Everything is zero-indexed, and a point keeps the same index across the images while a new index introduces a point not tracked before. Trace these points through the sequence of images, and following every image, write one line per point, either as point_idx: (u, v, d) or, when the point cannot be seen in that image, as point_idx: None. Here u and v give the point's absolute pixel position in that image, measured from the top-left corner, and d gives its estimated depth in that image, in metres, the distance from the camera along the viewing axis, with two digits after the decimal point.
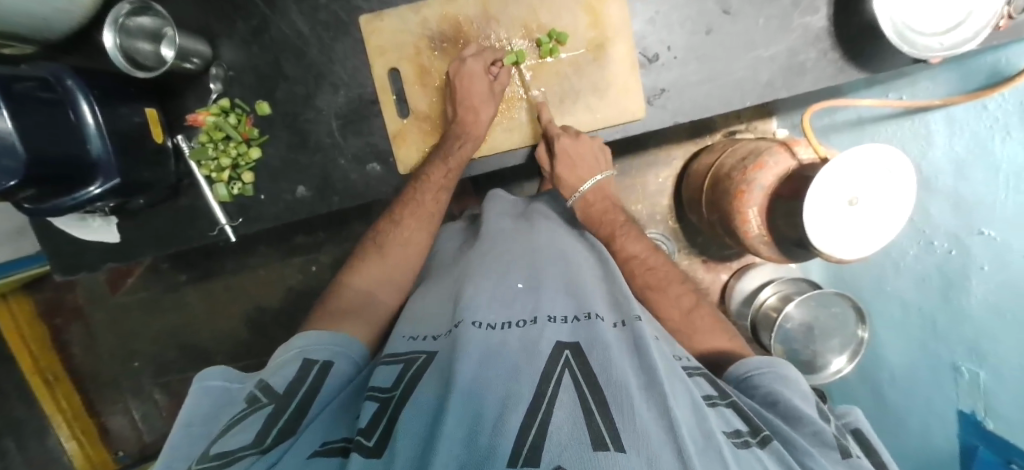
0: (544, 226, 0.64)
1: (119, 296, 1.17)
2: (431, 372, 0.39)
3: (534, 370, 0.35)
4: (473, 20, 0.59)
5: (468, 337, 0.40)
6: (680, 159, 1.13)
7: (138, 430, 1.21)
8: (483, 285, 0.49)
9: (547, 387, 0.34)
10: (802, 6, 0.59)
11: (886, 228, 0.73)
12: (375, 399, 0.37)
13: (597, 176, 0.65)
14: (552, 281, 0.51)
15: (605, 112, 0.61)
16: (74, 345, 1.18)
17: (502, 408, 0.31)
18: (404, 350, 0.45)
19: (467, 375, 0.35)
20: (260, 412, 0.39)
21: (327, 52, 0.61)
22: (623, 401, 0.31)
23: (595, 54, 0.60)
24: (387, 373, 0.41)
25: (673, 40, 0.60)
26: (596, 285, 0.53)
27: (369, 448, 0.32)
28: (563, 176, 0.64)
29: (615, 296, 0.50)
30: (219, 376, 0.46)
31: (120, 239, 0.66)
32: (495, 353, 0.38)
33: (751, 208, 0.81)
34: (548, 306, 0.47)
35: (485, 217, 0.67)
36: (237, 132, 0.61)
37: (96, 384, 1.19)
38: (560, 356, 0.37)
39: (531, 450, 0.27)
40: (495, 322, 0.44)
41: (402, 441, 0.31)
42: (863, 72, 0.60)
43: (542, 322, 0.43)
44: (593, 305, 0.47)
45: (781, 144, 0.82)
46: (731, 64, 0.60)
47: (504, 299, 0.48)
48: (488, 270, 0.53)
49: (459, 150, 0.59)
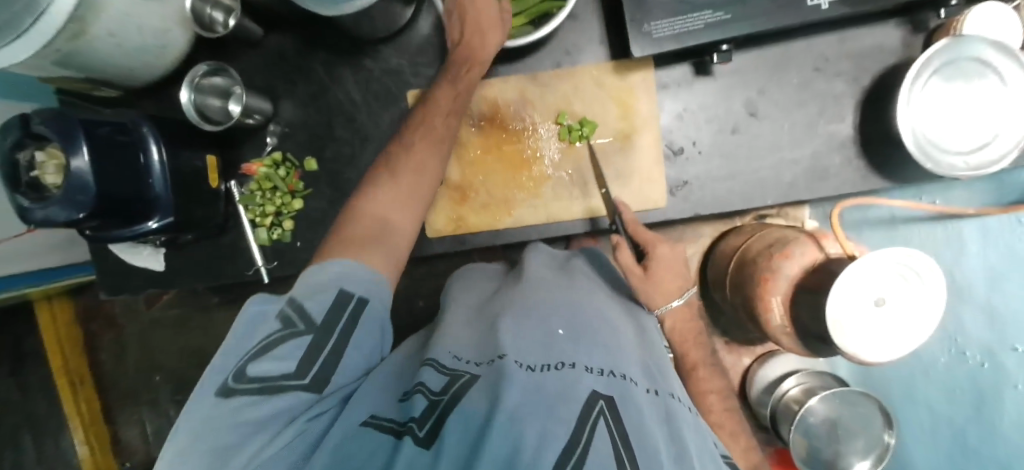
0: (584, 285, 0.58)
1: (153, 311, 1.23)
2: (474, 393, 0.36)
3: (572, 414, 0.34)
4: (511, 102, 0.64)
5: (510, 371, 0.38)
6: (708, 236, 1.13)
7: (147, 441, 1.24)
8: (523, 323, 0.47)
9: (582, 432, 0.32)
10: (829, 114, 0.62)
11: (914, 332, 0.72)
12: (425, 398, 0.37)
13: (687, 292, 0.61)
14: (592, 330, 0.48)
15: (626, 198, 0.63)
16: (104, 351, 1.23)
17: (540, 441, 0.30)
18: (451, 366, 0.43)
19: (513, 401, 0.34)
20: (298, 342, 0.40)
21: (375, 119, 0.67)
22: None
23: (621, 143, 0.63)
24: (435, 378, 0.40)
25: (698, 135, 0.62)
26: (632, 347, 0.50)
27: (421, 437, 0.33)
28: (655, 282, 0.59)
29: (649, 365, 0.48)
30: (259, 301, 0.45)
31: (165, 268, 0.71)
32: (537, 391, 0.36)
33: (775, 298, 0.80)
34: (585, 356, 0.43)
35: (525, 261, 0.63)
36: (284, 184, 0.67)
37: (116, 391, 1.23)
38: (594, 405, 0.36)
39: None
40: (534, 363, 0.41)
41: (447, 446, 0.32)
42: (888, 181, 0.61)
43: (579, 370, 0.40)
44: (627, 366, 0.45)
45: (809, 236, 0.82)
46: (754, 163, 0.62)
47: (542, 341, 0.45)
48: (527, 309, 0.50)
49: (466, 75, 0.58)
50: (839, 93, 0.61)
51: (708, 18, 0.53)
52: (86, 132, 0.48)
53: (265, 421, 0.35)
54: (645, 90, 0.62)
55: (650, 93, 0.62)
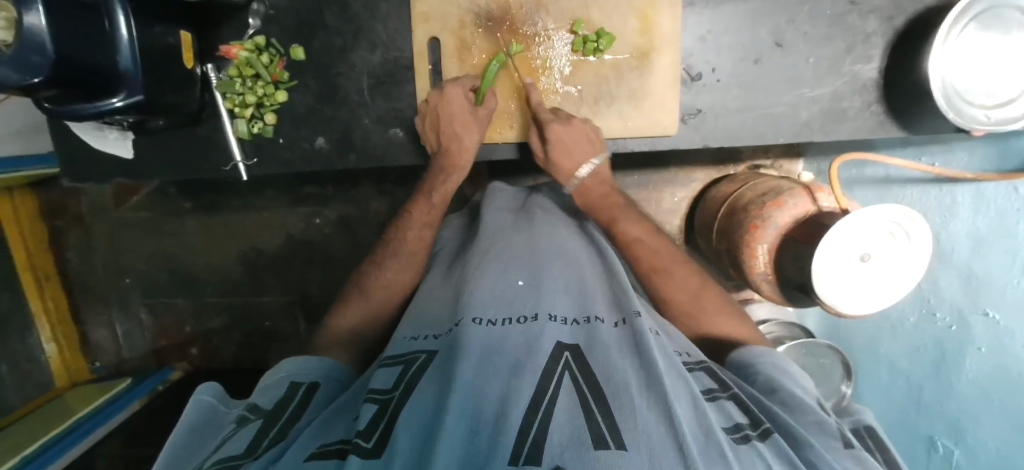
0: (544, 223, 0.56)
1: (123, 211, 1.17)
2: (430, 374, 0.34)
3: (533, 370, 0.31)
4: (523, 3, 0.58)
5: (467, 335, 0.35)
6: (700, 182, 1.11)
7: (117, 343, 1.22)
8: (485, 280, 0.44)
9: (546, 386, 0.30)
10: (857, 52, 0.58)
11: (894, 289, 0.72)
12: (374, 401, 0.34)
13: (593, 161, 0.58)
14: (554, 274, 0.46)
15: (636, 122, 0.60)
16: (71, 249, 1.19)
17: (501, 406, 0.28)
18: (403, 351, 0.41)
19: (467, 372, 0.31)
20: (249, 428, 0.38)
21: (371, 8, 0.60)
22: (623, 398, 0.29)
23: (638, 61, 0.58)
24: (386, 375, 0.37)
25: (719, 62, 0.59)
26: (596, 283, 0.47)
27: (366, 450, 0.28)
28: (558, 162, 0.59)
29: (616, 294, 0.45)
30: (210, 393, 0.45)
31: (133, 156, 0.66)
32: (497, 353, 0.33)
33: (761, 245, 0.80)
34: (548, 303, 0.41)
35: (488, 208, 0.61)
36: (267, 72, 0.61)
37: (85, 293, 1.20)
38: (560, 357, 0.34)
39: (533, 447, 0.24)
40: (496, 318, 0.38)
41: (402, 437, 0.28)
42: (902, 130, 0.60)
43: (543, 320, 0.38)
44: (590, 304, 0.42)
45: (804, 187, 0.81)
46: (771, 97, 0.59)
47: (502, 296, 0.42)
48: (489, 263, 0.47)
49: (445, 180, 0.61)
50: (871, 31, 0.57)
51: None
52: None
53: None
54: (670, 5, 0.57)
55: (675, 7, 0.57)
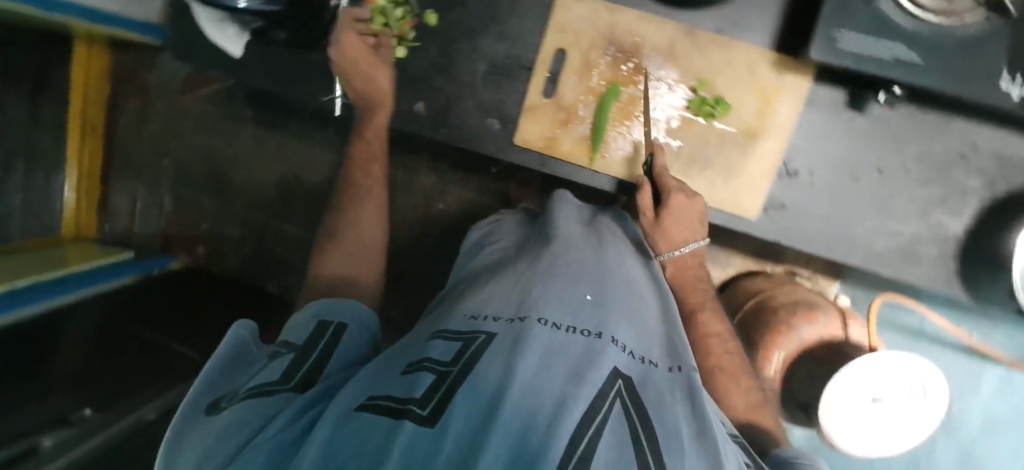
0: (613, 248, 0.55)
1: (187, 98, 1.19)
2: (491, 354, 0.33)
3: (592, 381, 0.31)
4: (656, 48, 0.60)
5: (532, 334, 0.35)
6: (734, 268, 1.11)
7: (133, 217, 1.24)
8: (553, 283, 0.44)
9: (602, 403, 0.30)
10: (949, 205, 0.59)
11: (907, 436, 0.72)
12: (432, 371, 0.33)
13: (698, 242, 0.60)
14: (620, 298, 0.45)
15: (721, 195, 0.61)
16: (123, 114, 1.21)
17: (558, 412, 0.28)
18: (461, 330, 0.39)
19: (527, 373, 0.30)
20: (280, 362, 0.39)
21: (512, 2, 0.62)
22: (676, 452, 0.29)
23: (745, 139, 0.60)
24: (444, 349, 0.36)
25: (819, 167, 0.60)
26: (656, 321, 0.46)
27: (421, 417, 0.27)
28: (667, 229, 0.59)
29: (672, 340, 0.45)
30: (245, 329, 0.47)
31: (241, 56, 0.67)
32: (556, 357, 0.33)
33: (778, 351, 0.78)
34: (614, 324, 0.40)
35: (554, 219, 0.60)
36: (397, 27, 0.63)
37: (121, 161, 1.23)
38: (613, 383, 0.32)
39: (580, 458, 0.24)
40: (561, 322, 0.38)
41: (459, 413, 0.27)
42: (967, 292, 0.60)
43: (606, 340, 0.37)
44: (650, 343, 0.42)
45: (839, 312, 0.83)
46: (856, 218, 0.60)
47: (569, 303, 0.41)
48: (558, 269, 0.47)
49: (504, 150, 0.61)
50: (970, 190, 0.58)
51: (901, 55, 0.49)
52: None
53: (259, 414, 0.33)
54: (793, 100, 0.58)
55: (797, 104, 0.58)
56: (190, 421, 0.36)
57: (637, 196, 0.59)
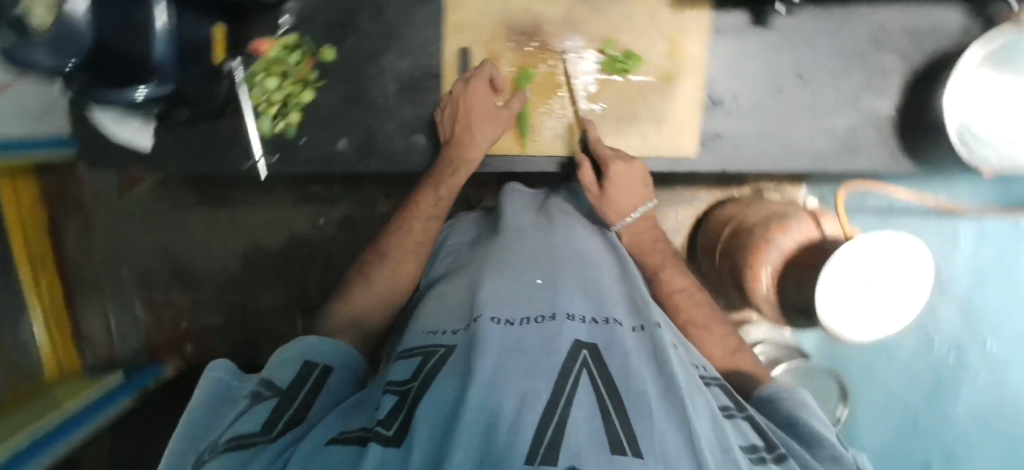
0: (563, 225, 0.56)
1: (126, 198, 1.16)
2: (450, 365, 0.34)
3: (551, 369, 0.32)
4: (555, 21, 0.59)
5: (486, 332, 0.36)
6: (703, 202, 1.12)
7: (110, 335, 1.20)
8: (502, 279, 0.44)
9: (563, 385, 0.31)
10: (875, 88, 0.60)
11: (900, 314, 0.73)
12: (393, 392, 0.33)
13: (646, 205, 0.58)
14: (571, 276, 0.46)
15: (657, 144, 0.61)
16: (67, 234, 1.16)
17: (519, 405, 0.28)
18: (421, 343, 0.40)
19: (488, 368, 0.31)
20: (263, 405, 0.36)
21: (405, 15, 0.61)
22: (640, 404, 0.30)
23: (664, 84, 0.60)
24: (404, 367, 0.37)
25: (742, 90, 0.60)
26: (614, 285, 0.47)
27: (386, 437, 0.28)
28: (613, 199, 0.57)
29: (633, 299, 0.45)
30: (222, 370, 0.42)
31: (152, 147, 0.65)
32: (514, 351, 0.34)
33: (765, 267, 0.80)
34: (567, 303, 0.41)
35: (504, 211, 0.61)
36: (297, 71, 0.62)
37: (81, 282, 1.17)
38: (577, 355, 0.34)
39: (550, 445, 0.25)
40: (514, 317, 0.39)
41: (421, 428, 0.28)
42: (915, 165, 0.61)
43: (561, 321, 0.38)
44: (609, 307, 0.43)
45: (808, 214, 0.81)
46: (791, 127, 0.61)
47: (520, 296, 0.42)
48: (506, 265, 0.47)
49: (449, 177, 0.59)
50: (890, 69, 0.59)
51: None
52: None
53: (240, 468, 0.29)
54: (700, 33, 0.59)
55: (704, 36, 0.59)
56: None
57: (577, 175, 0.58)
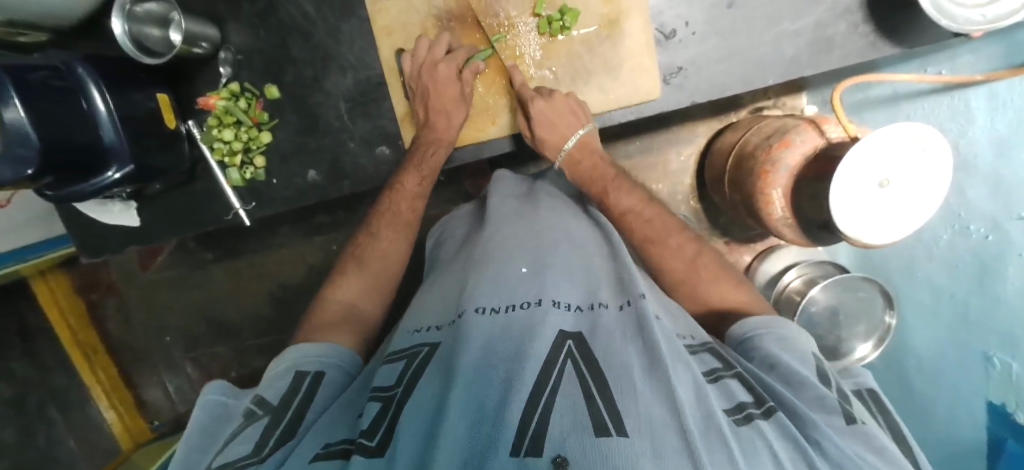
0: (548, 209, 0.55)
1: (150, 272, 1.20)
2: (432, 369, 0.34)
3: (537, 353, 0.31)
4: None
5: (472, 325, 0.35)
6: (704, 136, 1.05)
7: (171, 401, 1.25)
8: (488, 270, 0.43)
9: (547, 376, 0.29)
10: None
11: (921, 209, 0.64)
12: (377, 399, 0.33)
13: (580, 131, 0.58)
14: (558, 260, 0.45)
15: (618, 93, 0.59)
16: (110, 319, 1.22)
17: (504, 394, 0.27)
18: (405, 346, 0.40)
19: (472, 363, 0.31)
20: (255, 427, 0.38)
21: (334, 34, 0.60)
22: (626, 384, 0.28)
23: (608, 30, 0.57)
24: (388, 372, 0.37)
25: (691, 14, 0.57)
26: (600, 265, 0.47)
27: (371, 448, 0.29)
28: (545, 139, 0.58)
29: (620, 277, 0.45)
30: (219, 391, 0.44)
31: (140, 223, 0.67)
32: (500, 342, 0.33)
33: (775, 190, 0.73)
34: (552, 289, 0.40)
35: (490, 195, 0.60)
36: (248, 116, 0.62)
37: (130, 356, 1.23)
38: (562, 345, 0.33)
39: (534, 437, 0.24)
40: (498, 305, 0.38)
41: (403, 439, 0.28)
42: (896, 46, 0.56)
43: (546, 306, 0.37)
44: (595, 291, 0.42)
45: (809, 122, 0.74)
46: (753, 39, 0.57)
47: (506, 283, 0.41)
48: (491, 255, 0.46)
49: (432, 157, 0.59)
50: None
51: None
52: (13, 77, 0.41)
53: None
54: None
55: None
56: None
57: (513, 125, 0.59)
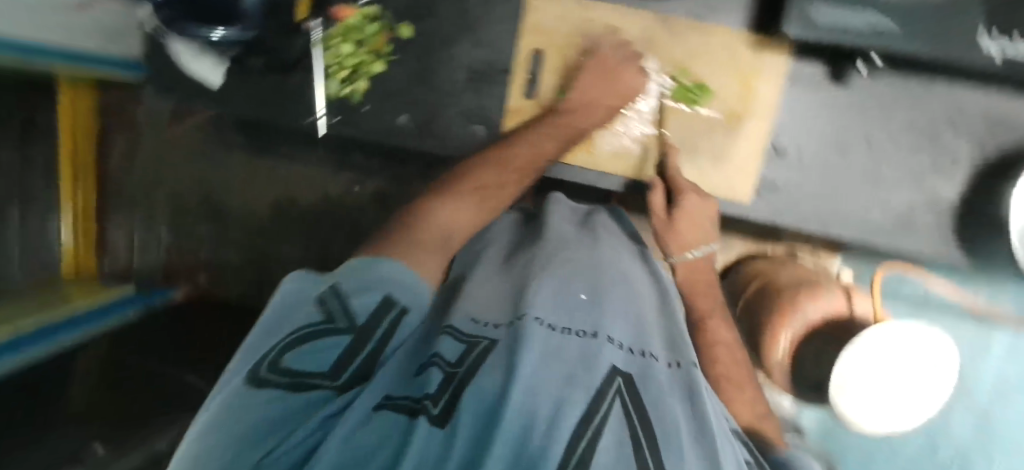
0: (607, 245, 0.56)
1: (175, 129, 1.18)
2: (494, 359, 0.34)
3: (587, 382, 0.32)
4: (634, 40, 0.60)
5: (529, 332, 0.36)
6: (734, 250, 1.08)
7: (132, 248, 1.24)
8: (549, 285, 0.44)
9: (598, 407, 0.30)
10: (942, 171, 0.58)
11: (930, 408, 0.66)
12: (441, 371, 0.34)
13: (710, 246, 0.58)
14: (615, 299, 0.46)
15: (712, 181, 0.61)
16: (115, 151, 1.20)
17: (554, 407, 0.28)
18: (467, 332, 0.40)
19: (528, 371, 0.31)
20: (335, 341, 0.35)
21: (486, 8, 0.61)
22: (671, 443, 0.30)
23: (730, 123, 0.60)
24: (450, 346, 0.37)
25: (807, 146, 0.59)
26: (652, 317, 0.47)
27: (434, 415, 0.29)
28: (680, 229, 0.57)
29: (669, 336, 0.45)
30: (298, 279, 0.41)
31: (219, 87, 0.65)
32: (555, 358, 0.34)
33: (783, 335, 0.75)
34: (608, 325, 0.41)
35: (549, 220, 0.61)
36: (371, 41, 0.63)
37: (116, 195, 1.22)
38: (612, 380, 0.33)
39: (579, 463, 0.25)
40: (557, 324, 0.39)
41: (468, 413, 0.28)
42: (967, 258, 0.59)
43: (602, 340, 0.38)
44: (647, 340, 0.42)
45: (842, 288, 0.77)
46: (848, 193, 0.59)
47: (566, 305, 0.42)
48: (552, 272, 0.47)
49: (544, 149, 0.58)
50: (960, 156, 0.58)
51: (877, 25, 0.48)
52: None
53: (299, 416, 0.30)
54: (775, 76, 0.58)
55: (778, 81, 0.58)
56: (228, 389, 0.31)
57: (650, 197, 0.59)
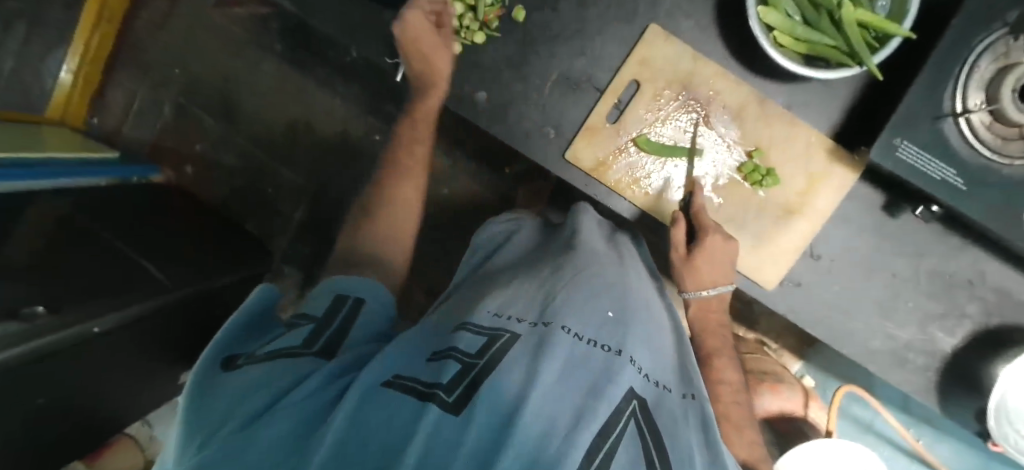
0: (633, 270, 0.56)
1: (217, 13, 1.12)
2: (514, 356, 0.34)
3: (608, 396, 0.33)
4: (726, 105, 0.61)
5: (557, 339, 0.37)
6: None
7: (128, 112, 1.18)
8: (578, 297, 0.45)
9: (616, 421, 0.31)
10: (946, 323, 0.62)
11: None
12: (459, 361, 0.34)
13: (724, 287, 0.60)
14: (638, 323, 0.46)
15: (747, 260, 0.63)
16: (146, 11, 1.14)
17: (573, 426, 0.29)
18: (487, 324, 0.40)
19: (549, 380, 0.32)
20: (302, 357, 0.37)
21: (601, 23, 0.61)
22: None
23: (782, 214, 0.62)
24: (470, 340, 0.37)
25: (840, 259, 0.62)
26: (670, 351, 0.49)
27: (448, 402, 0.29)
28: (695, 268, 0.59)
29: (682, 369, 0.47)
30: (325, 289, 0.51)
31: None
32: (578, 368, 0.35)
33: None
34: (632, 347, 0.42)
35: (581, 228, 0.60)
36: (483, 12, 0.59)
37: (130, 54, 1.15)
38: (629, 402, 0.34)
39: None
40: (584, 334, 0.40)
41: (484, 404, 0.28)
42: (939, 406, 0.64)
43: (624, 360, 0.39)
44: (663, 373, 0.43)
45: None
46: (859, 315, 0.63)
47: (592, 319, 0.42)
48: (582, 284, 0.47)
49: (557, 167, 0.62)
50: (967, 315, 0.62)
51: (948, 177, 0.51)
52: None
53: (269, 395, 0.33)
54: (839, 186, 0.61)
55: (840, 192, 0.61)
56: (204, 375, 0.37)
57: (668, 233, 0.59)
